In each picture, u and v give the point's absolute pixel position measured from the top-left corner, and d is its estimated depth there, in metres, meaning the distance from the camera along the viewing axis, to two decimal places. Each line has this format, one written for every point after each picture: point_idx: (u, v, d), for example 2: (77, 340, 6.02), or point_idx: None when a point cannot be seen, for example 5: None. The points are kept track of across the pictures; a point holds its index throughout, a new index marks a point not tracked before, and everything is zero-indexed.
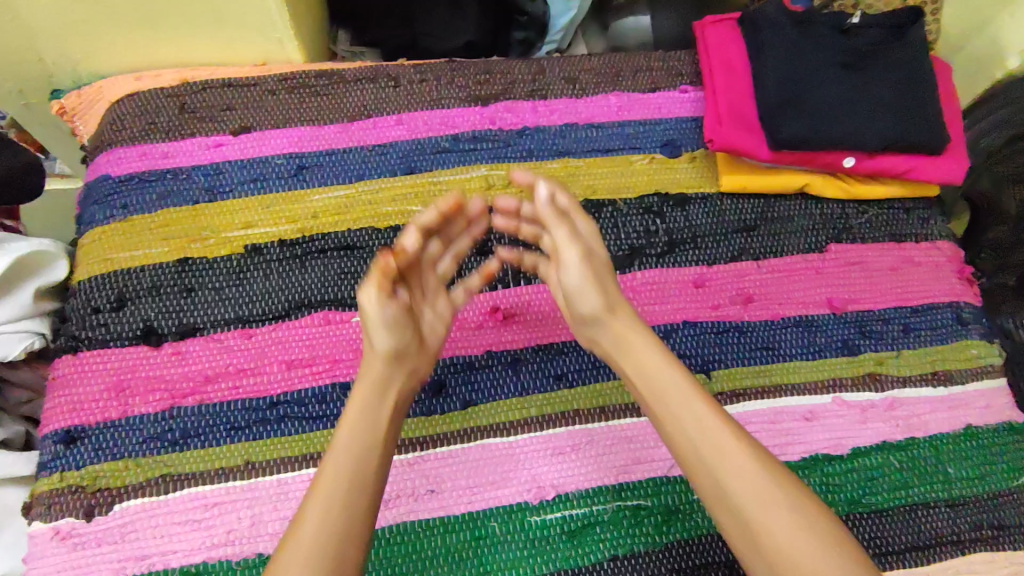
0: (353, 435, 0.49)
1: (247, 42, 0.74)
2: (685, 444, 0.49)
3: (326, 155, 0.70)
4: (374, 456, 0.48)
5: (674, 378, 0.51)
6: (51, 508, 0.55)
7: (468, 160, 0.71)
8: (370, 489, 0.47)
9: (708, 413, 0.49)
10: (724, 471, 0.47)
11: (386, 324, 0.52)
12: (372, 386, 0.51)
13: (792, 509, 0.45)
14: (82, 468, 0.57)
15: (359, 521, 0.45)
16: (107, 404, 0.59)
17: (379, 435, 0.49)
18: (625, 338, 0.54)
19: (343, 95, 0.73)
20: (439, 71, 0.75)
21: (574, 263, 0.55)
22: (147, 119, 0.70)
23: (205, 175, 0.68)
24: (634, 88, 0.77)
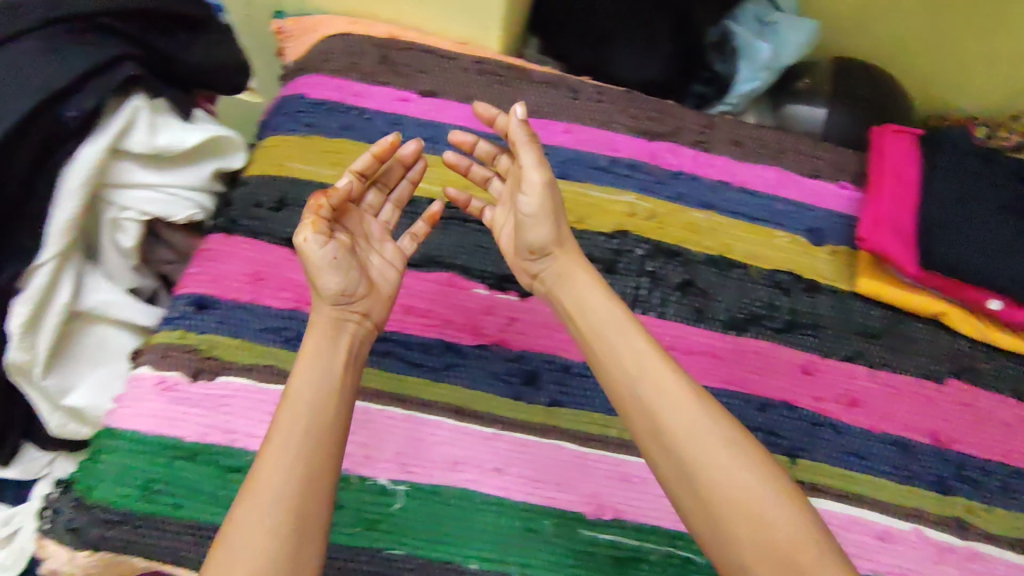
0: (302, 380, 0.51)
1: (458, 20, 0.81)
2: (634, 399, 0.51)
3: (495, 139, 0.75)
4: (323, 382, 0.51)
5: (616, 314, 0.55)
6: (167, 358, 0.60)
7: (620, 184, 0.74)
8: (314, 422, 0.49)
9: (649, 348, 0.52)
10: (670, 419, 0.49)
11: (331, 265, 0.55)
12: (324, 328, 0.55)
13: (729, 439, 0.48)
14: (202, 335, 0.62)
15: (310, 445, 0.48)
16: (242, 287, 0.64)
17: (333, 385, 0.52)
18: (569, 276, 0.58)
19: (526, 91, 0.78)
20: (617, 97, 0.79)
21: (535, 190, 0.58)
22: (351, 59, 0.77)
23: (385, 121, 0.74)
24: (794, 169, 0.78)
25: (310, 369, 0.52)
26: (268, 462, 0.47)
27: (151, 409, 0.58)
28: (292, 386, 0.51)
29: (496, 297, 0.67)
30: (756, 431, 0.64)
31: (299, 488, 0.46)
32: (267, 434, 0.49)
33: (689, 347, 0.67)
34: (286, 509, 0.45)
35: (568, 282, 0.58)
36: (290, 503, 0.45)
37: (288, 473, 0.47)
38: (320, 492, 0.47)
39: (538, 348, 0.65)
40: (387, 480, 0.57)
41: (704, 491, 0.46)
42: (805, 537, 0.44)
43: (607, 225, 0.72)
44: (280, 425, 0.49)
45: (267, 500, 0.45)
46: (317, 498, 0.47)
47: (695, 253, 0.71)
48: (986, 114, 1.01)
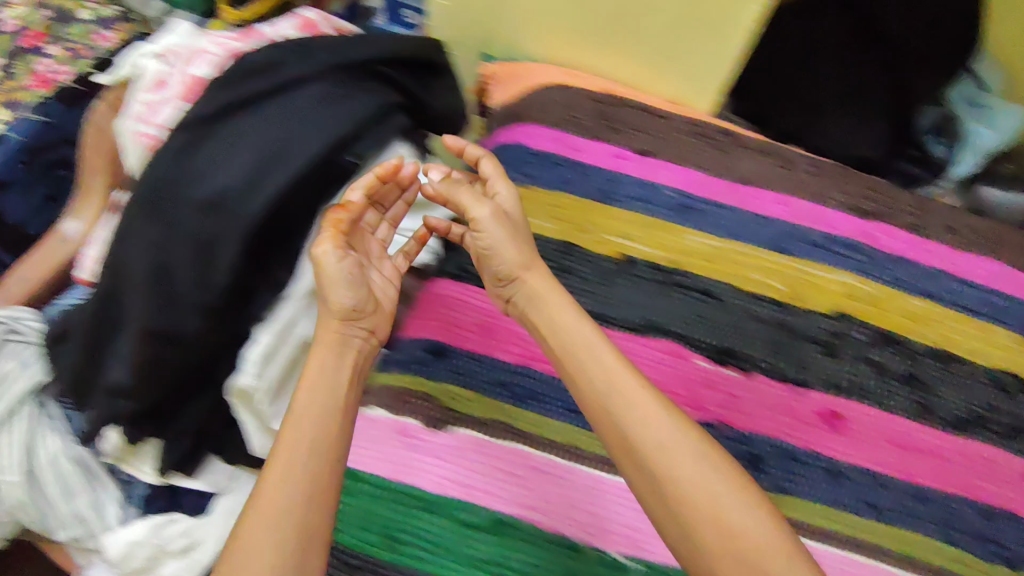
0: (310, 400, 0.52)
1: (671, 79, 0.79)
2: (618, 434, 0.51)
3: (711, 205, 0.74)
4: (330, 402, 0.53)
5: (588, 336, 0.56)
6: (403, 401, 0.62)
7: (838, 263, 0.72)
8: (313, 425, 0.51)
9: (635, 378, 0.53)
10: (631, 430, 0.50)
11: (346, 281, 0.58)
12: (330, 346, 0.56)
13: (689, 444, 0.49)
14: (436, 383, 0.63)
15: (303, 447, 0.50)
16: (474, 337, 0.66)
17: (336, 395, 0.54)
18: (538, 298, 0.60)
19: (740, 158, 0.77)
20: (831, 172, 0.78)
21: (488, 224, 0.62)
22: (569, 112, 0.77)
23: (603, 178, 0.73)
24: (1012, 262, 0.76)
25: (307, 380, 0.53)
26: (275, 484, 0.48)
27: (389, 453, 0.60)
28: (296, 403, 0.52)
29: (719, 371, 0.66)
30: (988, 543, 0.61)
31: (284, 483, 0.48)
32: (273, 451, 0.50)
33: (913, 444, 0.65)
34: (296, 523, 0.47)
35: (535, 299, 0.60)
36: (302, 521, 0.47)
37: (282, 471, 0.48)
38: (296, 485, 0.48)
39: (762, 429, 0.64)
40: (624, 557, 0.55)
41: (660, 480, 0.48)
42: (770, 546, 0.45)
43: (826, 305, 0.70)
44: (283, 442, 0.50)
45: (273, 511, 0.46)
46: (295, 488, 0.48)
47: (916, 344, 0.70)
48: None
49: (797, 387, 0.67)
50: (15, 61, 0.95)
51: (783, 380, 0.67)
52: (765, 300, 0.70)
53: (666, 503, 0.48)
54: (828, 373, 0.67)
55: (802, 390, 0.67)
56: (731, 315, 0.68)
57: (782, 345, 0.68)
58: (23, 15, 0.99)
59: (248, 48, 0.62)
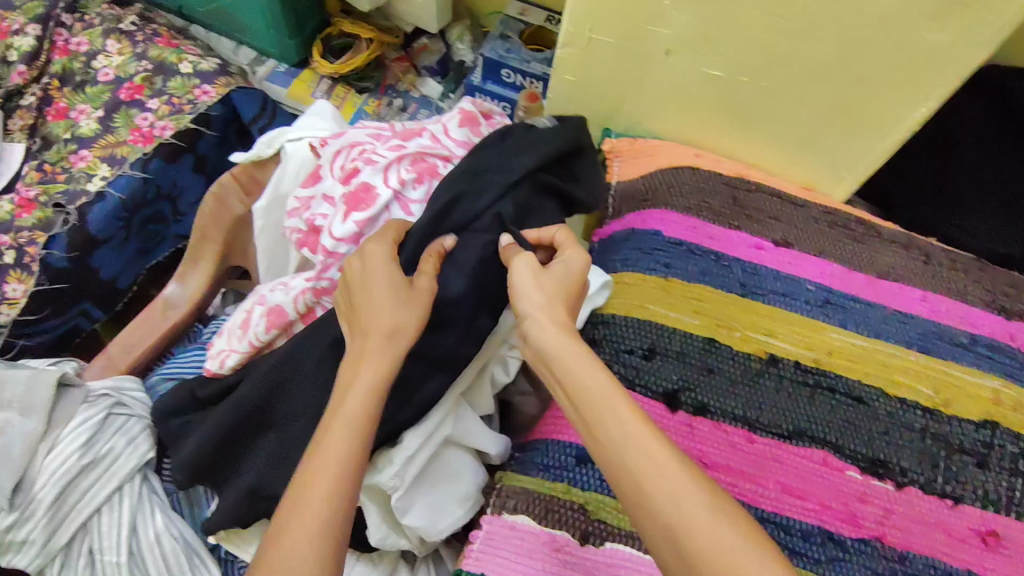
0: (354, 404, 0.48)
1: (807, 167, 0.77)
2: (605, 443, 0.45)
3: (853, 300, 0.71)
4: (373, 405, 0.48)
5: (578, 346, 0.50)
6: (552, 508, 0.59)
7: (983, 365, 0.70)
8: (346, 430, 0.47)
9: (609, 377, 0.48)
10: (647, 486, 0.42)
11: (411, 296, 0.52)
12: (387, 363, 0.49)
13: (689, 479, 0.42)
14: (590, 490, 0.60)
15: (335, 460, 0.45)
16: None
17: (372, 393, 0.48)
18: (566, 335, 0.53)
19: (878, 250, 0.75)
20: (969, 265, 0.75)
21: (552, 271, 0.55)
22: (703, 198, 0.75)
23: (743, 270, 0.71)
24: None
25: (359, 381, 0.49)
26: (302, 487, 0.45)
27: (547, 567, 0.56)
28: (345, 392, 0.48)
29: (871, 483, 0.62)
30: None
31: (309, 504, 0.43)
32: (316, 437, 0.47)
33: None
34: (316, 525, 0.43)
35: (548, 337, 0.51)
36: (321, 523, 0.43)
37: (328, 469, 0.45)
38: (324, 505, 0.44)
39: (919, 548, 0.61)
40: None
41: (657, 512, 0.42)
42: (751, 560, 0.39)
43: (976, 412, 0.67)
44: (321, 444, 0.46)
45: (304, 520, 0.43)
46: (319, 506, 0.44)
47: None
48: None
49: (952, 502, 0.63)
50: (115, 115, 0.96)
51: (938, 494, 0.63)
52: (915, 407, 0.66)
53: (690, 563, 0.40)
54: (981, 486, 0.64)
55: (956, 505, 0.63)
56: (883, 423, 0.65)
57: (935, 456, 0.64)
58: (119, 63, 0.99)
59: (416, 147, 0.61)
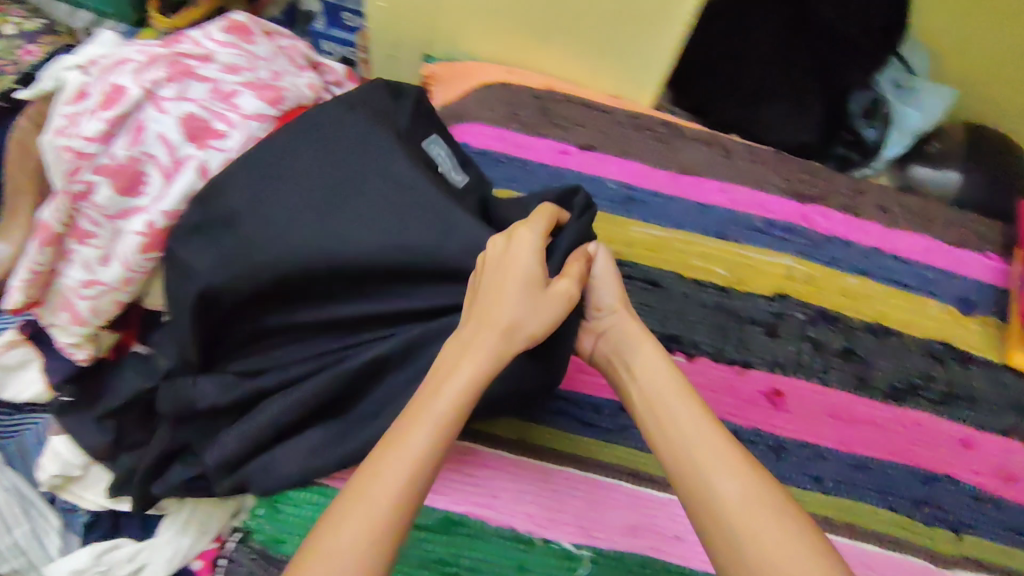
0: (447, 401, 0.44)
1: (612, 76, 0.81)
2: (682, 455, 0.46)
3: (654, 195, 0.75)
4: (461, 405, 0.45)
5: (662, 368, 0.52)
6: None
7: (776, 246, 0.74)
8: (426, 429, 0.43)
9: (704, 415, 0.48)
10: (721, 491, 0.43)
11: (547, 299, 0.50)
12: (482, 355, 0.47)
13: (780, 498, 0.43)
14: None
15: (411, 456, 0.42)
16: None
17: (467, 397, 0.45)
18: (634, 336, 0.54)
19: (681, 147, 0.78)
20: (768, 157, 0.80)
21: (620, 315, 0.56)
22: (511, 110, 0.78)
23: (548, 174, 0.74)
24: (942, 237, 0.79)
25: (452, 382, 0.45)
26: (363, 488, 0.40)
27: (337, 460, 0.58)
28: (433, 385, 0.46)
29: None
30: (922, 505, 0.65)
31: (372, 503, 0.40)
32: (393, 436, 0.43)
33: (853, 416, 0.67)
34: (376, 520, 0.39)
35: (608, 341, 0.56)
36: (386, 515, 0.39)
37: (398, 464, 0.41)
38: (388, 502, 0.40)
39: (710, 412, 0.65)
40: (570, 544, 0.58)
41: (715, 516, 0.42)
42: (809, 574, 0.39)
43: (766, 288, 0.72)
44: (392, 444, 0.42)
45: (367, 509, 0.39)
46: (380, 502, 0.40)
47: (853, 319, 0.72)
48: None
49: (741, 369, 0.67)
50: None
51: (727, 362, 0.67)
52: (709, 286, 0.71)
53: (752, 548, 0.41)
54: (770, 353, 0.68)
55: (746, 371, 0.67)
56: (677, 303, 0.69)
57: (725, 329, 0.69)
58: None
59: (167, 53, 0.58)
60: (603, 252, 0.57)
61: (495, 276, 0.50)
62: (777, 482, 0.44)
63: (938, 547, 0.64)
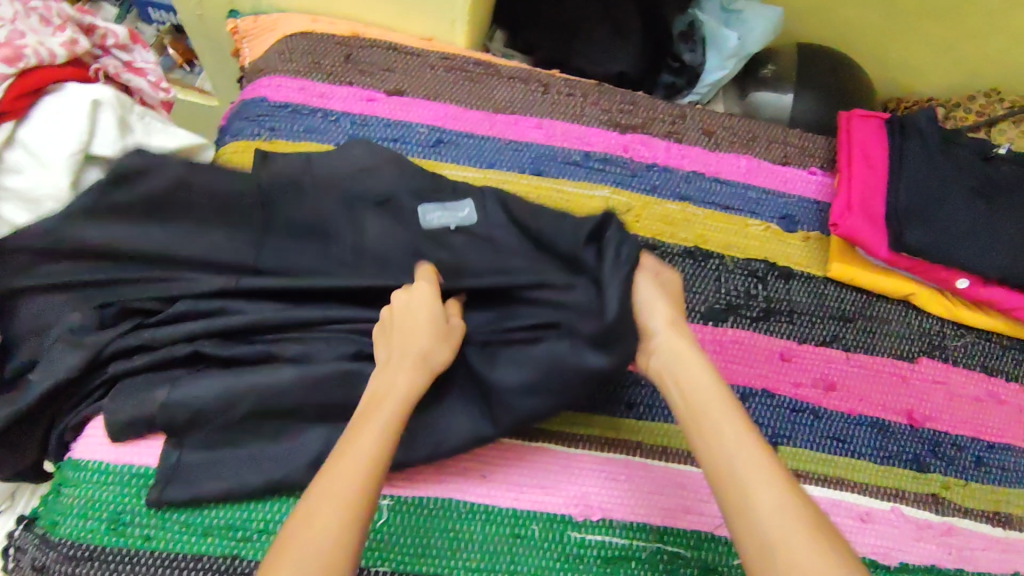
0: (373, 434, 0.46)
1: (422, 16, 0.78)
2: (719, 467, 0.45)
3: (466, 136, 0.73)
4: (392, 427, 0.47)
5: (709, 377, 0.50)
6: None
7: (594, 178, 0.73)
8: (372, 436, 0.45)
9: (744, 428, 0.46)
10: (759, 490, 0.42)
11: (430, 354, 0.52)
12: (399, 395, 0.49)
13: (777, 495, 0.42)
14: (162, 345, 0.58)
15: (349, 486, 0.42)
16: None
17: (389, 430, 0.46)
18: (684, 355, 0.51)
19: (495, 87, 0.77)
20: (587, 90, 0.78)
21: (672, 339, 0.52)
22: (313, 60, 0.74)
23: (352, 122, 0.72)
24: (766, 156, 0.79)
25: (382, 409, 0.47)
26: (306, 514, 0.41)
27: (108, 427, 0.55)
28: (362, 423, 0.47)
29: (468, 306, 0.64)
30: None
31: (336, 508, 0.41)
32: (336, 459, 0.44)
33: None
34: (341, 518, 0.41)
35: (667, 355, 0.52)
36: (345, 516, 0.41)
37: (348, 486, 0.42)
38: (341, 505, 0.41)
39: None
40: None
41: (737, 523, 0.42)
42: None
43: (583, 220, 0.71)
44: (342, 452, 0.45)
45: (329, 508, 0.41)
46: (334, 504, 0.41)
47: (672, 244, 0.72)
48: (946, 91, 1.05)
49: None
50: None
51: None
52: None
53: (760, 538, 0.41)
54: None
55: None
56: None
57: None
58: None
59: None
60: (644, 277, 0.55)
61: (399, 347, 0.52)
62: (806, 492, 0.43)
63: None
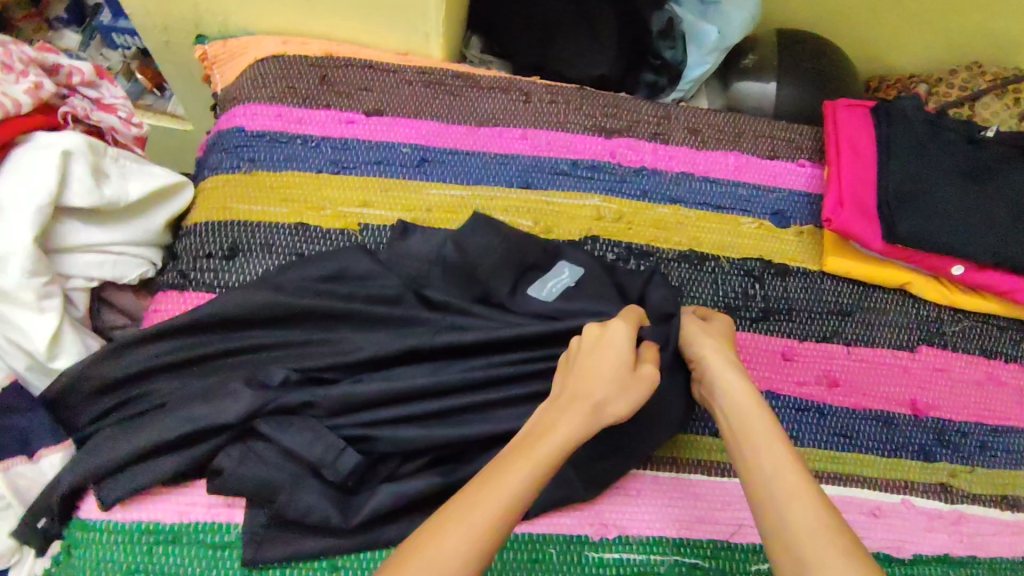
0: (546, 446, 0.44)
1: (395, 30, 0.76)
2: (757, 486, 0.45)
3: (450, 153, 0.72)
4: (559, 449, 0.44)
5: (749, 400, 0.51)
6: (121, 423, 0.56)
7: (583, 187, 0.72)
8: (539, 462, 0.43)
9: (785, 449, 0.46)
10: (783, 507, 0.43)
11: (632, 383, 0.49)
12: (582, 420, 0.46)
13: (812, 514, 0.42)
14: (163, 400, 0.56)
15: (501, 502, 0.41)
16: None
17: (561, 447, 0.45)
18: (724, 376, 0.53)
19: (475, 99, 0.75)
20: (570, 96, 0.77)
21: (715, 361, 0.55)
22: (287, 84, 0.72)
23: (333, 147, 0.70)
24: (753, 152, 0.78)
25: (558, 429, 0.45)
26: (434, 530, 0.39)
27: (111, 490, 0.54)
28: (533, 442, 0.45)
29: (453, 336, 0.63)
30: None
31: (467, 534, 0.39)
32: (487, 476, 0.43)
33: None
34: (472, 544, 0.39)
35: (711, 380, 0.54)
36: (477, 541, 0.39)
37: (489, 503, 0.41)
38: (485, 535, 0.39)
39: None
40: None
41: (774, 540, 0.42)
42: None
43: (576, 231, 0.70)
44: (503, 465, 0.43)
45: (464, 535, 0.39)
46: (470, 520, 0.40)
47: (667, 249, 0.71)
48: (927, 67, 1.04)
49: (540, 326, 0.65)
50: None
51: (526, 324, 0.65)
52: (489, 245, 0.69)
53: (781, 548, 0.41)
54: None
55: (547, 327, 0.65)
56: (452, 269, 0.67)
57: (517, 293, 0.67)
58: None
59: None
60: (693, 320, 0.59)
61: (602, 371, 0.50)
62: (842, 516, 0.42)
63: None
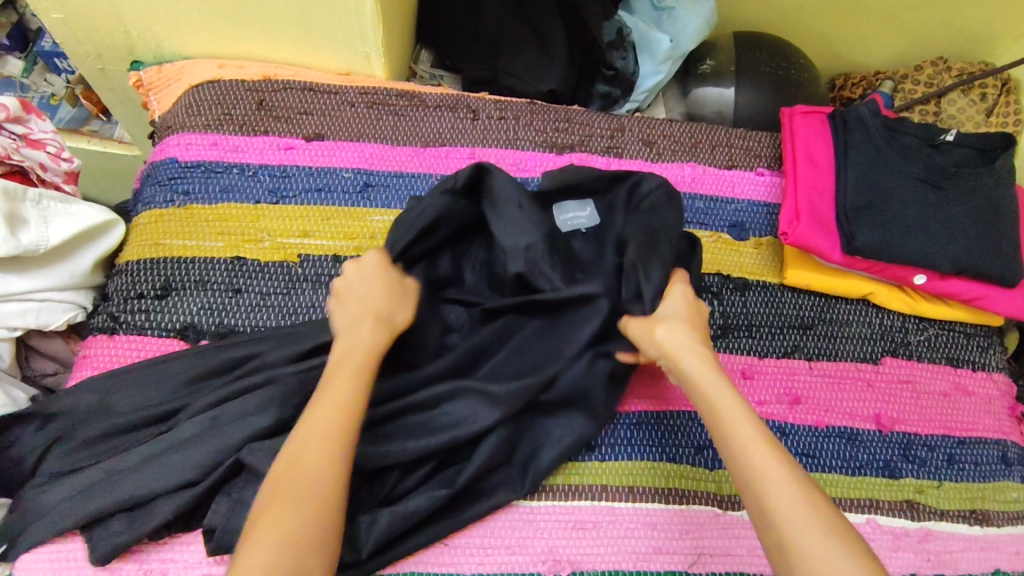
0: (327, 412, 0.47)
1: (335, 51, 0.73)
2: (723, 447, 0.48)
3: (394, 177, 0.69)
4: (349, 406, 0.48)
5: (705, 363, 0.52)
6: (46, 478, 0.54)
7: None
8: (335, 404, 0.48)
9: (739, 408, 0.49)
10: (767, 489, 0.44)
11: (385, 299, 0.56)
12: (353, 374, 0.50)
13: (772, 467, 0.45)
14: (96, 452, 0.54)
15: (308, 467, 0.45)
16: None
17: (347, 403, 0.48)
18: (682, 345, 0.53)
19: (421, 119, 0.72)
20: (519, 111, 0.74)
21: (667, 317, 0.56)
22: (223, 110, 0.70)
23: (271, 175, 0.67)
24: (710, 162, 0.76)
25: (336, 394, 0.48)
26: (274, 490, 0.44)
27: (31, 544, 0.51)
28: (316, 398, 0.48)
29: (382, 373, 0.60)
30: (705, 449, 0.63)
31: (299, 505, 0.43)
32: (300, 424, 0.47)
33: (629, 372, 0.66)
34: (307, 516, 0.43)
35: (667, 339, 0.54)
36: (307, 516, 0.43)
37: (298, 466, 0.45)
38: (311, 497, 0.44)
39: None
40: None
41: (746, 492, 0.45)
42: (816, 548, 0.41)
43: None
44: (314, 412, 0.47)
45: (298, 482, 0.44)
46: (309, 482, 0.44)
47: None
48: (893, 62, 1.02)
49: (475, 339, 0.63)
50: None
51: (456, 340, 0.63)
52: None
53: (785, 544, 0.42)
54: None
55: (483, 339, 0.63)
56: None
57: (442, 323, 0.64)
58: None
59: None
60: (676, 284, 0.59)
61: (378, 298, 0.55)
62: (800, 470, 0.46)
63: (725, 489, 0.62)
